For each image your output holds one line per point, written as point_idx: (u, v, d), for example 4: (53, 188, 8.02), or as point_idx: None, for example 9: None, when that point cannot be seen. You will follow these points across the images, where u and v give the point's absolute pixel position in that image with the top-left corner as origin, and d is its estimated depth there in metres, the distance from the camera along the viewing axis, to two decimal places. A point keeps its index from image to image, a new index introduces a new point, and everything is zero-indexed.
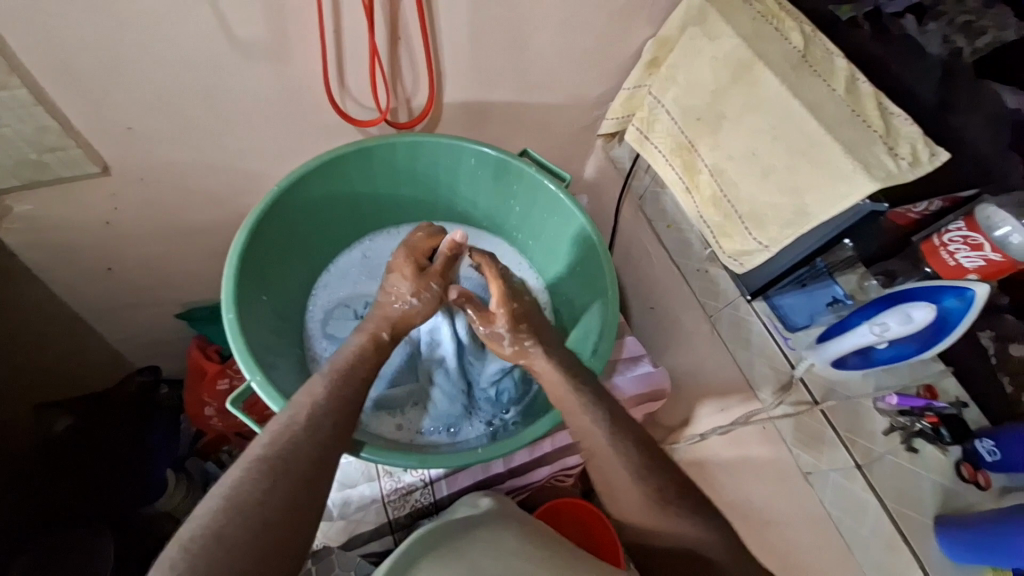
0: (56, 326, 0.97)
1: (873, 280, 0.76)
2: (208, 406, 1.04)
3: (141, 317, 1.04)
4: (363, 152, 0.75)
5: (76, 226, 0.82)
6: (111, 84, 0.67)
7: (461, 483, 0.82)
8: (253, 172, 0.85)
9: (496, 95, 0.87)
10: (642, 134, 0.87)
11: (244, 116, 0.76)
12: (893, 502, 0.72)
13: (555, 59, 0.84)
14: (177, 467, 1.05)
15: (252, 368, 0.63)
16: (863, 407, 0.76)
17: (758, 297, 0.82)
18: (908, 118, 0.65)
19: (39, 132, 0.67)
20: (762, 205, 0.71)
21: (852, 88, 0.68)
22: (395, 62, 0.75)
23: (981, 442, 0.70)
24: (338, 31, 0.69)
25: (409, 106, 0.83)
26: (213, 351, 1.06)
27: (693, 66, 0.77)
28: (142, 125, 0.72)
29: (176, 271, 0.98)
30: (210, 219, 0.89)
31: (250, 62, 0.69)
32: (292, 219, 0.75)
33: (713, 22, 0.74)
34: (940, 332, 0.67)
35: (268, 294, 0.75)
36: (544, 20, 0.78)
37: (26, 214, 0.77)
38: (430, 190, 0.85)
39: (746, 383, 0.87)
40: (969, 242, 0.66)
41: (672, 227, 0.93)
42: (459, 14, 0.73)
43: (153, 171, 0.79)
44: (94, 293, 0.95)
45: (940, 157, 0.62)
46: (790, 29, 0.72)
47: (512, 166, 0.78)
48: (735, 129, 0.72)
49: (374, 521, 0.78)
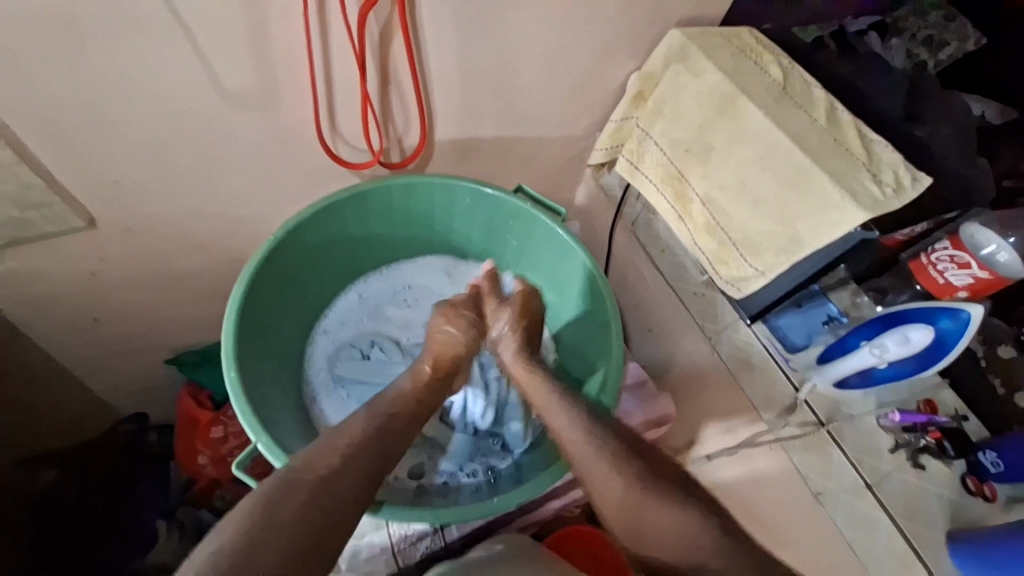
0: (39, 380, 0.93)
1: (864, 296, 0.78)
2: (202, 455, 1.01)
3: (129, 365, 1.01)
4: (357, 197, 0.74)
5: (61, 279, 0.80)
6: (97, 139, 0.66)
7: (472, 525, 0.79)
8: (244, 217, 0.84)
9: (486, 131, 0.88)
10: (632, 165, 0.86)
11: (235, 163, 0.75)
12: (905, 520, 0.72)
13: (543, 94, 0.85)
14: (168, 517, 1.02)
15: (256, 430, 0.61)
16: (867, 424, 0.77)
17: (757, 320, 0.82)
18: (888, 145, 0.68)
19: (23, 190, 0.66)
20: (756, 233, 0.72)
21: (832, 118, 0.71)
22: (385, 103, 0.76)
23: (984, 454, 0.71)
24: (328, 78, 0.70)
25: (400, 145, 0.83)
26: (205, 397, 1.03)
27: (678, 100, 0.79)
28: (130, 177, 0.71)
29: (165, 318, 0.95)
30: (200, 264, 0.88)
31: (239, 110, 0.69)
32: (288, 267, 0.74)
33: (695, 58, 0.77)
34: (938, 352, 0.68)
35: (268, 345, 0.73)
36: (531, 58, 0.79)
37: (8, 271, 0.75)
38: (425, 229, 0.85)
39: (749, 405, 0.87)
40: (957, 261, 0.68)
41: (666, 251, 0.94)
42: (448, 57, 0.74)
43: (141, 221, 0.77)
44: (79, 344, 0.92)
45: (922, 183, 0.64)
46: (768, 62, 0.76)
47: (507, 204, 0.78)
48: (723, 160, 0.74)
49: (384, 572, 0.75)
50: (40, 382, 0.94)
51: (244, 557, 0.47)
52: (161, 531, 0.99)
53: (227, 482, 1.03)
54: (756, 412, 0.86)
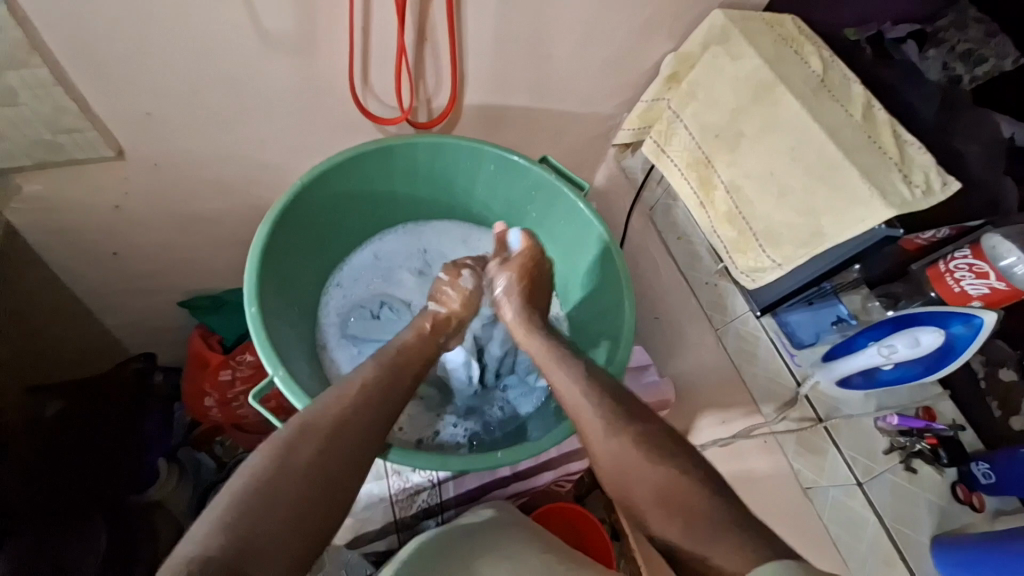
0: (55, 308, 0.95)
1: (876, 301, 0.79)
2: (209, 396, 1.03)
3: (144, 303, 1.03)
4: (384, 152, 0.75)
5: (86, 208, 0.81)
6: (133, 69, 0.66)
7: (467, 485, 0.81)
8: (267, 164, 0.84)
9: (515, 100, 0.87)
10: (659, 147, 0.86)
11: (265, 107, 0.75)
12: (892, 520, 0.73)
13: (577, 68, 0.85)
14: (169, 457, 1.05)
15: (274, 365, 0.63)
16: (865, 424, 0.78)
17: (767, 313, 0.83)
18: (922, 147, 0.67)
19: (56, 113, 0.67)
20: (777, 224, 0.72)
21: (868, 115, 0.70)
22: (419, 61, 0.75)
23: (976, 465, 0.73)
24: (366, 30, 0.69)
25: (429, 106, 0.83)
26: (215, 341, 1.04)
27: (713, 84, 0.78)
28: (161, 112, 0.72)
29: (182, 260, 0.97)
30: (220, 208, 0.88)
31: (275, 55, 0.69)
32: (313, 214, 0.75)
33: (735, 41, 0.76)
34: (946, 356, 0.69)
35: (287, 290, 0.74)
36: (569, 29, 0.78)
37: (34, 194, 0.76)
38: (448, 191, 0.85)
39: (749, 397, 0.88)
40: (975, 270, 0.68)
41: (683, 239, 0.94)
42: (486, 20, 0.73)
43: (167, 158, 0.78)
44: (96, 276, 0.94)
45: (952, 187, 0.64)
46: (809, 53, 0.75)
47: (532, 173, 0.78)
48: (752, 148, 0.74)
49: (380, 520, 0.78)
50: (56, 312, 0.96)
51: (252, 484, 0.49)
52: (162, 470, 1.02)
53: (230, 427, 1.07)
54: (756, 404, 0.87)
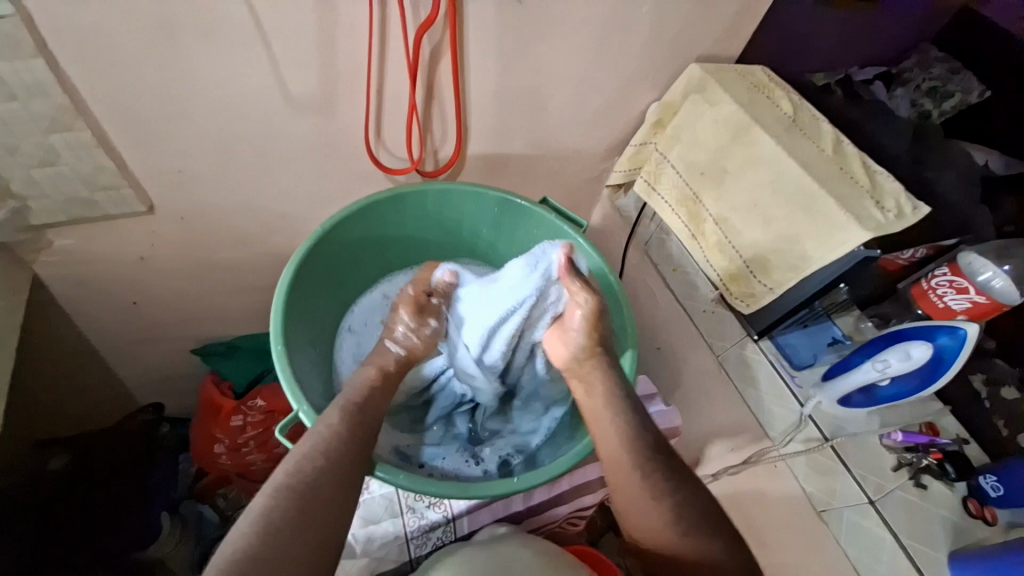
0: (70, 359, 0.98)
1: (868, 321, 0.83)
2: (220, 442, 1.03)
3: (158, 352, 1.05)
4: (396, 198, 0.81)
5: (112, 259, 0.86)
6: (168, 131, 0.72)
7: (481, 520, 0.80)
8: (285, 214, 0.89)
9: (515, 148, 0.94)
10: (650, 186, 0.93)
11: (285, 162, 0.82)
12: (908, 537, 0.73)
13: (570, 118, 0.93)
14: (172, 509, 1.05)
15: (299, 400, 0.65)
16: (871, 442, 0.79)
17: (763, 337, 0.86)
18: (890, 176, 0.73)
19: (95, 172, 0.73)
20: (766, 251, 0.77)
21: (838, 149, 0.77)
22: (428, 116, 0.83)
23: (985, 478, 0.74)
24: (381, 90, 0.77)
25: (436, 156, 0.90)
26: (227, 387, 1.06)
27: (695, 128, 0.85)
28: (191, 169, 0.78)
29: (198, 307, 1.00)
30: (238, 257, 0.93)
31: (296, 114, 0.76)
32: (331, 256, 0.79)
33: (712, 90, 0.84)
34: (937, 369, 0.72)
35: (305, 329, 0.77)
36: (561, 85, 0.86)
37: (65, 247, 0.81)
38: (455, 233, 0.90)
39: (757, 424, 0.88)
40: (955, 286, 0.72)
41: (677, 270, 0.99)
42: (488, 78, 0.81)
43: (192, 211, 0.83)
44: (114, 326, 0.97)
45: (921, 211, 0.69)
46: (779, 97, 0.83)
47: (534, 214, 0.84)
48: (736, 183, 0.80)
49: (396, 559, 0.77)
50: (73, 363, 0.99)
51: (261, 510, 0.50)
52: (165, 525, 1.02)
53: (237, 476, 1.07)
54: (763, 431, 0.88)
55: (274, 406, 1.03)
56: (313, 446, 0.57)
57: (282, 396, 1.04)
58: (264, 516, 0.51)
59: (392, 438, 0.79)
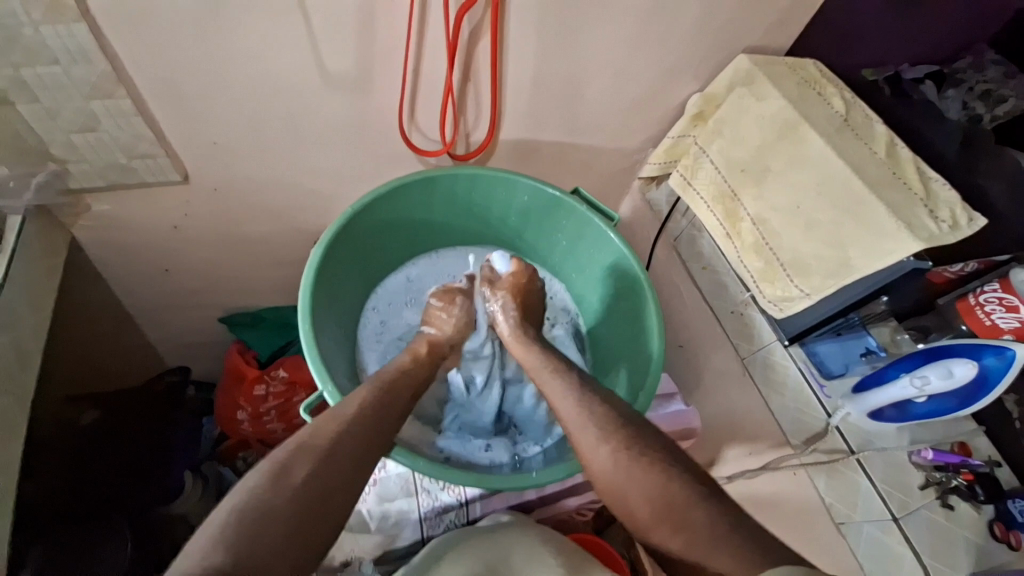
0: (103, 321, 1.01)
1: (905, 334, 0.80)
2: (243, 410, 1.06)
3: (186, 319, 1.08)
4: (428, 181, 0.80)
5: (145, 227, 0.87)
6: (205, 102, 0.72)
7: (494, 506, 0.81)
8: (315, 190, 0.89)
9: (548, 135, 0.92)
10: (686, 180, 0.90)
11: (318, 139, 0.81)
12: (930, 558, 0.71)
13: (607, 106, 0.90)
14: (194, 469, 1.06)
15: (323, 377, 0.66)
16: (900, 458, 0.77)
17: (794, 343, 0.84)
18: (946, 184, 0.69)
19: (133, 140, 0.73)
20: (805, 255, 0.74)
21: (892, 153, 0.73)
22: (463, 98, 0.81)
23: (1013, 502, 0.71)
24: (417, 70, 0.75)
25: (468, 140, 0.88)
26: (252, 356, 1.08)
27: (739, 122, 0.82)
28: (226, 141, 0.78)
29: (226, 278, 1.02)
30: (267, 230, 0.94)
31: (331, 91, 0.75)
32: (359, 236, 0.79)
33: (760, 84, 0.80)
34: (982, 389, 0.69)
35: (332, 308, 0.78)
36: (601, 71, 0.84)
37: (103, 213, 0.83)
38: (483, 219, 0.89)
39: (779, 429, 0.86)
40: (1005, 304, 0.69)
41: (707, 268, 0.96)
42: (526, 61, 0.79)
43: (225, 182, 0.84)
44: (145, 291, 0.99)
45: (978, 223, 0.66)
46: (831, 95, 0.79)
47: (564, 204, 0.83)
48: (779, 183, 0.77)
49: (408, 538, 0.78)
50: (106, 324, 1.01)
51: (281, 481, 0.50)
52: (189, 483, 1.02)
53: (256, 443, 1.09)
54: (784, 437, 0.86)
55: (295, 378, 1.05)
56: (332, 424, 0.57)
57: (303, 370, 1.06)
58: (279, 487, 0.50)
59: (412, 424, 0.81)
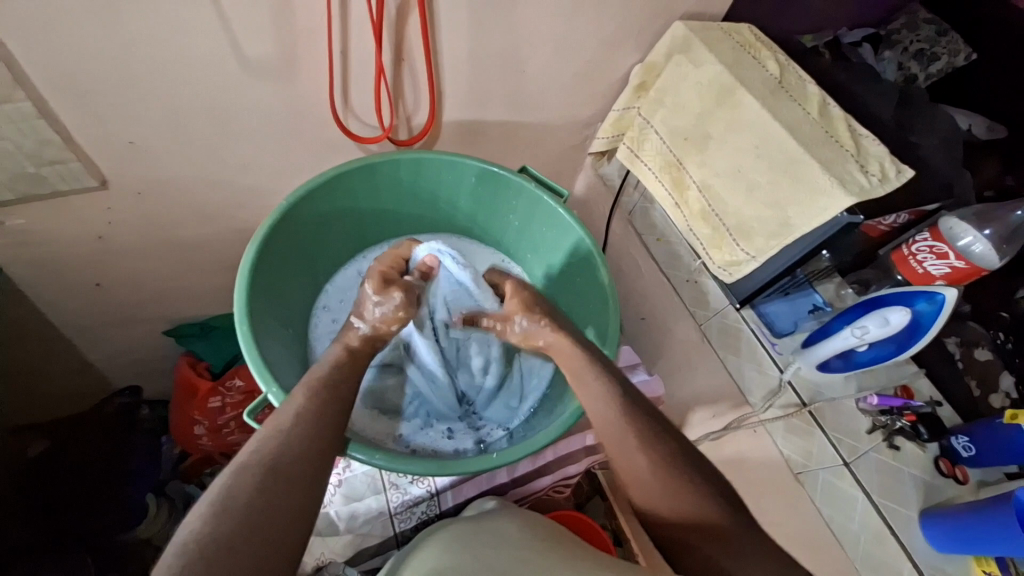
0: (36, 345, 0.94)
1: (848, 288, 0.84)
2: (199, 424, 1.01)
3: (129, 334, 1.02)
4: (367, 168, 0.77)
5: (68, 239, 0.81)
6: (116, 98, 0.67)
7: (466, 493, 0.81)
8: (252, 187, 0.85)
9: (493, 114, 0.90)
10: (633, 152, 0.90)
11: (248, 132, 0.77)
12: (880, 496, 0.75)
13: (549, 82, 0.88)
14: (157, 492, 1.01)
15: (266, 380, 0.63)
16: (847, 406, 0.80)
17: (746, 306, 0.86)
18: (876, 139, 0.72)
19: (40, 145, 0.68)
20: (748, 218, 0.76)
21: (824, 112, 0.75)
22: (398, 80, 0.78)
23: (957, 438, 0.76)
24: (345, 52, 0.72)
25: (409, 124, 0.86)
26: (202, 368, 1.02)
27: (679, 90, 0.82)
28: (145, 140, 0.73)
29: (168, 287, 0.96)
30: (206, 233, 0.89)
31: (257, 81, 0.71)
32: (299, 231, 0.76)
33: (697, 50, 0.80)
34: (915, 334, 0.72)
35: (275, 309, 0.75)
36: (540, 46, 0.82)
37: (16, 227, 0.76)
38: (431, 206, 0.87)
39: (736, 390, 0.89)
40: (935, 252, 0.72)
41: (661, 240, 0.97)
42: (461, 38, 0.77)
43: (151, 185, 0.78)
44: (78, 308, 0.93)
45: (905, 175, 0.68)
46: (765, 58, 0.80)
47: (512, 183, 0.81)
48: (721, 148, 0.78)
49: (380, 535, 0.77)
50: (39, 348, 0.95)
51: (234, 490, 0.48)
52: (152, 506, 0.98)
53: (220, 456, 1.06)
54: (743, 397, 0.88)
55: (253, 385, 1.01)
56: (287, 427, 0.55)
57: None
58: (232, 498, 0.48)
59: (372, 420, 0.79)
